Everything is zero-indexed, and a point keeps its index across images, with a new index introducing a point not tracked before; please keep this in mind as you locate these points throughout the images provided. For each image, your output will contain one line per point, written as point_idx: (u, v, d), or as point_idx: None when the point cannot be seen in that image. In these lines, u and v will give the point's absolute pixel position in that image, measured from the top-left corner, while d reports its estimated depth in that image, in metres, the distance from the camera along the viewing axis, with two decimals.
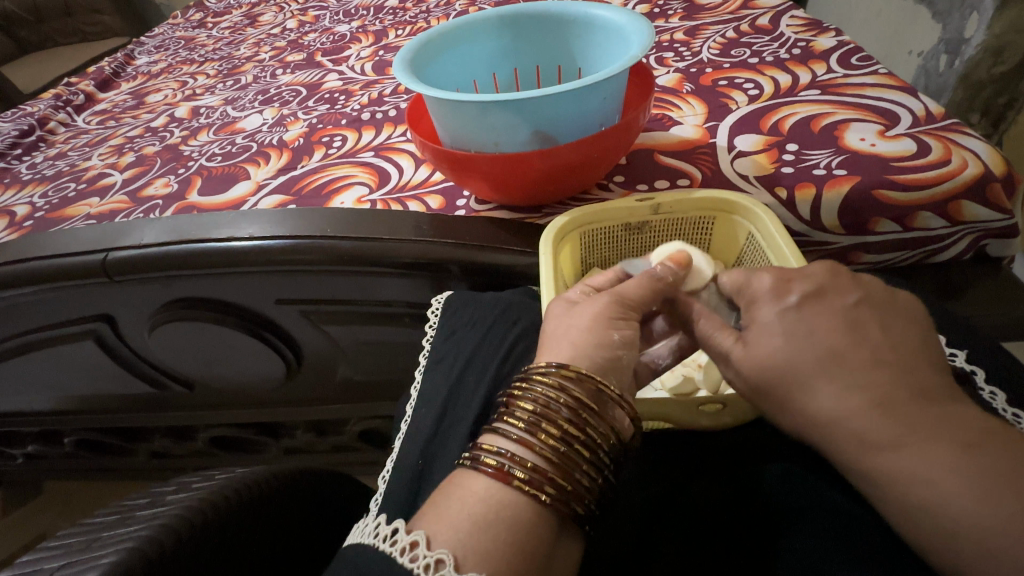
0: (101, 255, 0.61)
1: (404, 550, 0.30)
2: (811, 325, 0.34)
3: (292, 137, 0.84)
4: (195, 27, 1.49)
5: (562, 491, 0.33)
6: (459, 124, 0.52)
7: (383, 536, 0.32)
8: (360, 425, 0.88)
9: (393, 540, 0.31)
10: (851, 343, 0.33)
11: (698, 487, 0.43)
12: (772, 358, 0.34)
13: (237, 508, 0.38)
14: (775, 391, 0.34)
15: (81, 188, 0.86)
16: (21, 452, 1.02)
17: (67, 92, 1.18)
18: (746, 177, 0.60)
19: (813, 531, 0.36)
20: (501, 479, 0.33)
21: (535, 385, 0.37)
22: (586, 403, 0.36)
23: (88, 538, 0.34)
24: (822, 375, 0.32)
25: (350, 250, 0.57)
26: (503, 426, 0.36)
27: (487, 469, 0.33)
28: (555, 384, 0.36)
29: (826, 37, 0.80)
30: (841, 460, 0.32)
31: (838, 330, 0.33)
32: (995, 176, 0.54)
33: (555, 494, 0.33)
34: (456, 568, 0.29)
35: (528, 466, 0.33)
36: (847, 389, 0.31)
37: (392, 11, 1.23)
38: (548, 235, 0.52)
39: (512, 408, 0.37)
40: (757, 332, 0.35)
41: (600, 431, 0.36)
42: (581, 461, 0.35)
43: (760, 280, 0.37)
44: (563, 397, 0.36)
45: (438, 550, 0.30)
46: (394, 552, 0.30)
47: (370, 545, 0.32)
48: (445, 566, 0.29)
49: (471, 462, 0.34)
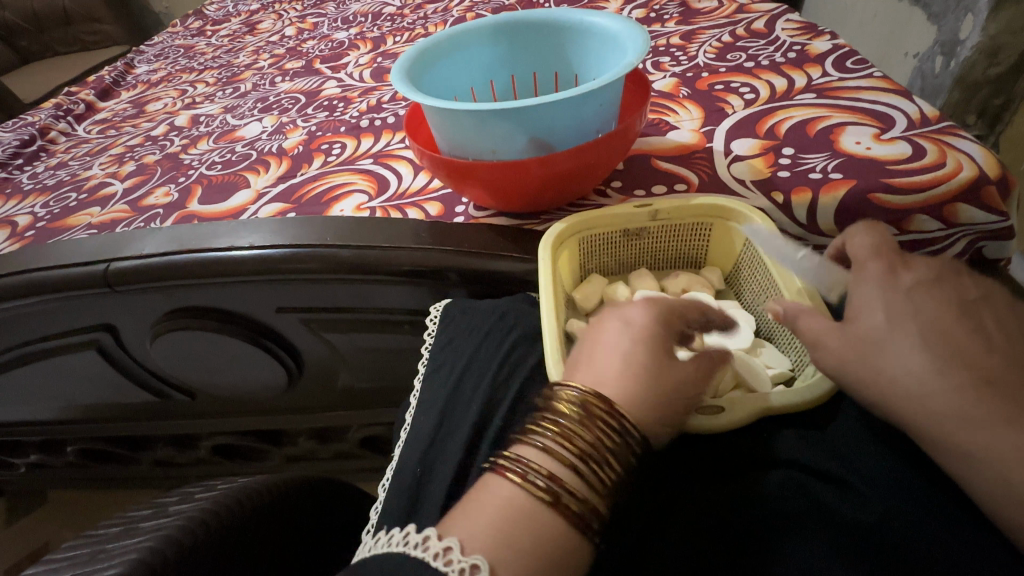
0: (103, 266, 0.62)
1: (437, 554, 0.31)
2: (927, 311, 0.35)
3: (291, 145, 0.85)
4: (194, 35, 1.49)
5: (588, 515, 0.33)
6: (457, 132, 0.53)
7: (413, 543, 0.32)
8: (362, 432, 0.88)
9: (425, 545, 0.31)
10: (956, 328, 0.34)
11: (707, 487, 0.38)
12: (868, 331, 0.35)
13: (238, 518, 0.38)
14: (861, 364, 0.35)
15: (82, 198, 0.86)
16: (23, 461, 1.02)
17: (67, 102, 1.18)
18: (742, 181, 0.60)
19: (820, 535, 0.33)
20: (526, 489, 0.33)
21: (623, 436, 0.35)
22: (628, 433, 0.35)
23: (92, 550, 0.34)
24: (917, 349, 0.33)
25: (349, 258, 0.57)
26: (579, 465, 0.34)
27: (572, 516, 0.32)
28: (598, 406, 0.36)
29: (821, 40, 0.81)
30: (928, 438, 0.33)
31: (948, 316, 0.34)
32: (990, 179, 0.55)
33: (585, 521, 0.33)
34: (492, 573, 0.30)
35: (601, 514, 0.34)
36: (940, 367, 0.33)
37: (390, 18, 1.24)
38: (546, 243, 0.53)
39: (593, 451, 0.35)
40: (858, 308, 0.37)
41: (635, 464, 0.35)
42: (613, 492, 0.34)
43: (871, 264, 0.38)
44: (604, 421, 0.35)
45: (472, 555, 0.30)
46: (427, 557, 0.31)
47: (398, 551, 0.32)
48: (480, 571, 0.30)
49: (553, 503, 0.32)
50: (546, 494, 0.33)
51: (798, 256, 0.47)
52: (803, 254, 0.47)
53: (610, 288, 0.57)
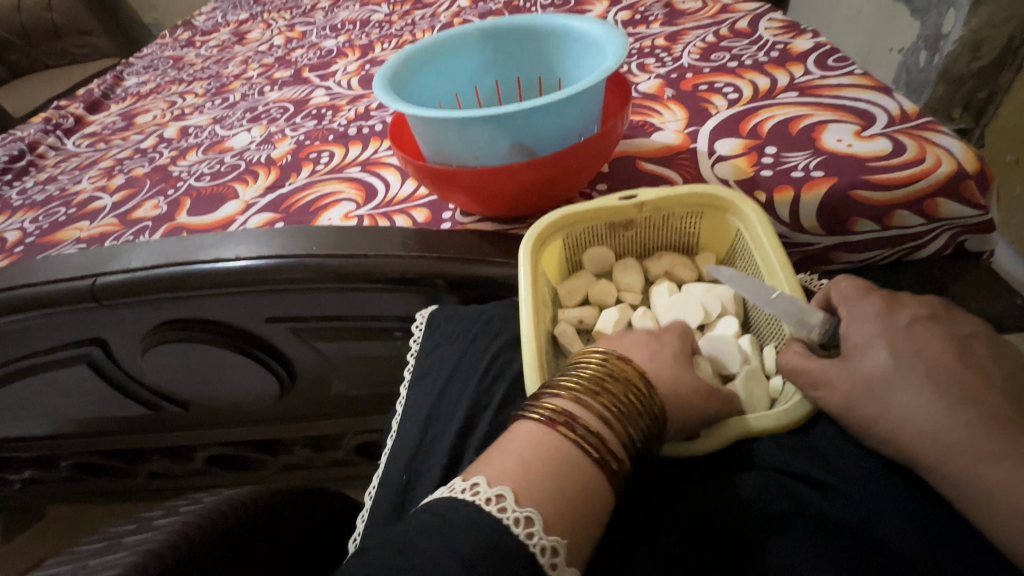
0: (90, 281, 0.62)
1: (490, 500, 0.31)
2: (908, 331, 0.37)
3: (280, 154, 0.85)
4: (183, 46, 1.50)
5: (618, 464, 0.35)
6: (440, 140, 0.53)
7: (463, 490, 0.32)
8: (357, 439, 0.88)
9: (476, 491, 0.32)
10: (969, 364, 0.35)
11: (680, 491, 0.39)
12: (884, 364, 0.36)
13: (222, 532, 0.38)
14: (877, 398, 0.36)
15: (71, 213, 0.86)
16: (18, 477, 1.02)
17: (56, 116, 1.18)
18: (726, 181, 0.60)
19: (798, 533, 0.33)
20: (568, 435, 0.35)
21: (647, 396, 0.38)
22: (653, 397, 0.39)
23: (75, 567, 0.34)
24: (933, 385, 0.34)
25: (337, 267, 0.57)
26: (612, 417, 0.36)
27: (607, 464, 0.34)
28: (624, 369, 0.39)
29: (803, 39, 0.81)
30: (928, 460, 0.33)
31: (961, 352, 0.36)
32: (969, 173, 0.55)
33: (616, 470, 0.35)
34: (543, 526, 0.31)
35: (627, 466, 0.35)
36: (957, 403, 0.33)
37: (378, 25, 1.24)
38: (528, 242, 0.52)
39: (624, 406, 0.37)
40: (870, 340, 0.38)
41: (656, 427, 0.38)
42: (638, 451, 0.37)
43: (878, 294, 0.40)
44: (627, 382, 0.39)
45: (525, 508, 0.31)
46: (478, 502, 0.31)
47: (446, 498, 0.32)
48: (533, 523, 0.31)
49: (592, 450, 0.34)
50: (587, 441, 0.34)
51: (771, 298, 0.45)
52: (776, 294, 0.45)
53: (596, 285, 0.58)
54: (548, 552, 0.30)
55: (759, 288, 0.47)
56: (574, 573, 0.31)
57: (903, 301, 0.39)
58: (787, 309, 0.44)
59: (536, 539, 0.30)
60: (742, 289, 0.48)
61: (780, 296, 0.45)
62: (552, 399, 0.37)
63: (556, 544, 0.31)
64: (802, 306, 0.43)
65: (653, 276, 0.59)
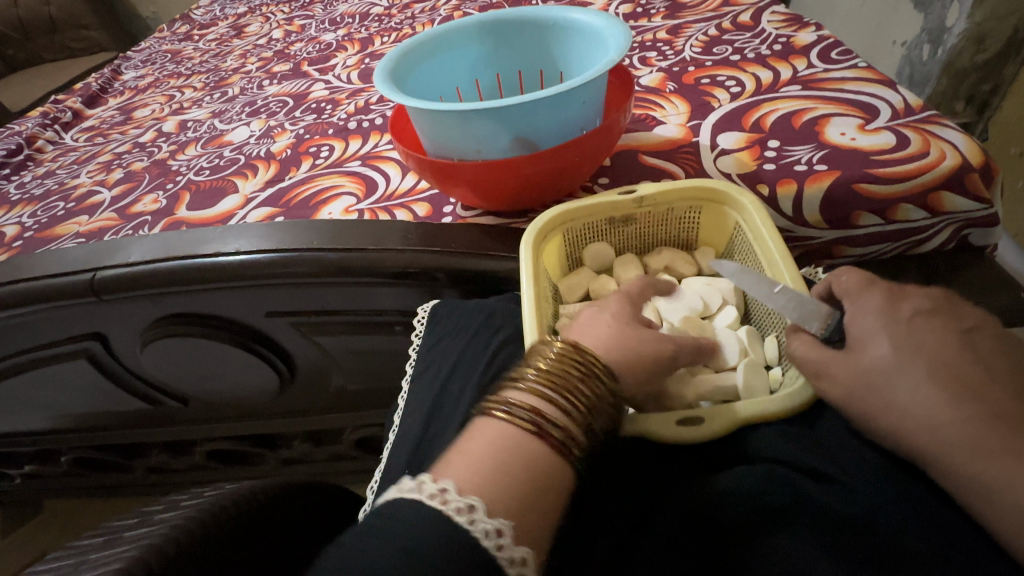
0: (89, 275, 0.61)
1: (432, 494, 0.31)
2: (913, 322, 0.36)
3: (279, 148, 0.85)
4: (181, 40, 1.49)
5: (568, 440, 0.35)
6: (441, 133, 0.52)
7: (406, 486, 0.32)
8: (357, 434, 0.88)
9: (418, 485, 0.31)
10: (973, 359, 0.35)
11: (681, 484, 0.38)
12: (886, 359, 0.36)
13: (224, 526, 0.38)
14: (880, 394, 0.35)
15: (70, 207, 0.85)
16: (19, 472, 1.02)
17: (54, 110, 1.18)
18: (729, 175, 0.60)
19: (801, 529, 0.33)
20: (513, 423, 0.34)
21: (591, 373, 0.38)
22: (597, 367, 0.39)
23: (76, 561, 0.34)
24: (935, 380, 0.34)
25: (337, 261, 0.57)
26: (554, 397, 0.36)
27: (552, 441, 0.34)
28: (568, 350, 0.39)
29: (806, 32, 0.81)
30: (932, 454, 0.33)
31: (963, 346, 0.36)
32: (973, 167, 0.55)
33: (569, 446, 0.34)
34: (486, 511, 0.30)
35: (578, 441, 0.35)
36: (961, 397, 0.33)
37: (378, 18, 1.24)
38: (530, 236, 0.52)
39: (566, 384, 0.37)
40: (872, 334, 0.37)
41: (607, 399, 0.38)
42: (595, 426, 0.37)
43: (879, 289, 0.39)
44: (573, 362, 0.38)
45: (468, 496, 0.30)
46: (423, 497, 0.30)
47: (390, 501, 0.31)
48: (476, 509, 0.30)
49: (535, 429, 0.34)
50: (531, 425, 0.34)
51: (774, 291, 0.45)
52: (779, 288, 0.45)
53: (597, 280, 0.58)
54: (495, 535, 0.29)
55: (762, 281, 0.46)
56: (527, 553, 0.30)
57: (907, 295, 0.39)
58: (791, 304, 0.43)
59: (479, 524, 0.29)
60: (743, 284, 0.48)
61: (785, 289, 0.44)
62: (498, 394, 0.37)
63: (502, 526, 0.30)
64: (807, 300, 0.43)
65: (653, 271, 0.59)
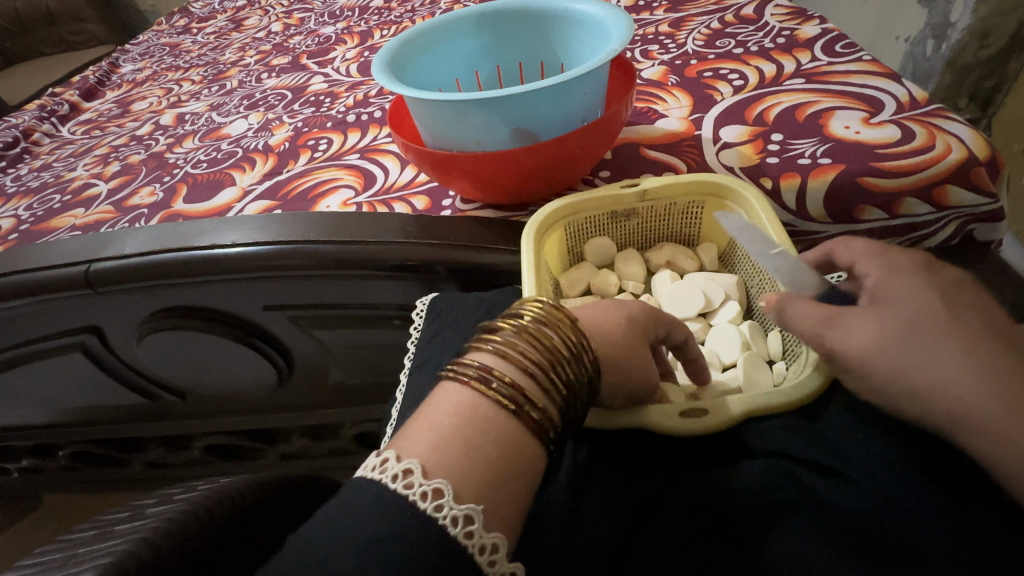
0: (84, 268, 0.61)
1: (396, 477, 0.29)
2: None
3: (278, 141, 0.84)
4: (180, 33, 1.48)
5: (544, 420, 0.34)
6: (440, 124, 0.52)
7: (372, 468, 0.31)
8: (356, 429, 0.88)
9: (383, 468, 0.30)
10: None
11: (685, 477, 0.38)
12: None
13: (218, 520, 0.38)
14: None
15: (66, 200, 0.85)
16: (16, 466, 1.02)
17: (51, 103, 1.17)
18: (732, 169, 0.59)
19: (807, 524, 0.33)
20: (485, 395, 0.34)
21: (574, 348, 0.37)
22: (580, 342, 0.38)
23: (67, 554, 0.34)
24: None
25: (335, 253, 0.56)
26: (532, 372, 0.35)
27: (530, 421, 0.33)
28: (552, 321, 0.38)
29: (810, 25, 0.80)
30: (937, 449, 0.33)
31: None
32: (979, 160, 0.54)
33: (543, 426, 0.34)
34: (453, 496, 0.29)
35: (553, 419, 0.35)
36: None
37: (378, 11, 1.22)
38: (531, 230, 0.52)
39: (547, 358, 0.36)
40: None
41: (584, 376, 0.37)
42: (569, 404, 0.36)
43: None
44: (556, 335, 0.37)
45: (434, 480, 0.29)
46: (385, 479, 0.29)
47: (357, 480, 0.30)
48: (443, 495, 0.29)
49: (513, 408, 0.33)
50: (505, 400, 0.33)
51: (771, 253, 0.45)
52: (775, 250, 0.44)
53: (598, 276, 0.57)
54: (462, 521, 0.29)
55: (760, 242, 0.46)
56: (497, 538, 0.30)
57: None
58: (786, 268, 0.43)
59: (446, 511, 0.28)
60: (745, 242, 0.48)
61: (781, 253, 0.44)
62: (470, 360, 0.36)
63: (470, 513, 0.29)
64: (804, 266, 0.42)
65: (654, 267, 0.59)
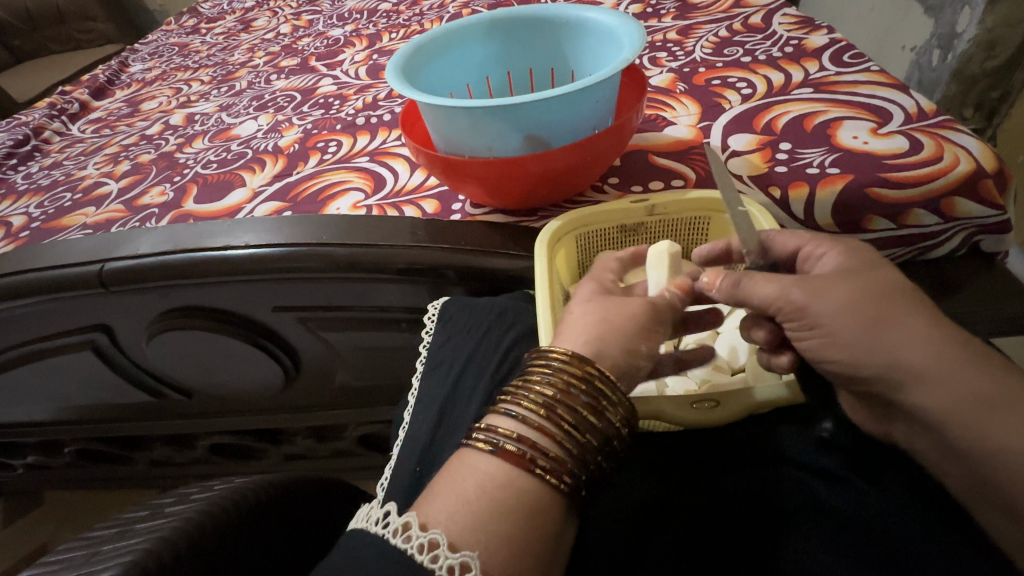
0: (97, 267, 0.61)
1: (397, 531, 0.31)
2: None
3: (287, 143, 0.84)
4: (188, 34, 1.48)
5: (533, 453, 0.34)
6: (453, 130, 0.52)
7: (374, 520, 0.33)
8: (360, 430, 0.88)
9: (386, 522, 0.32)
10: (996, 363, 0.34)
11: (698, 483, 0.40)
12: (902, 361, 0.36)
13: (235, 520, 0.38)
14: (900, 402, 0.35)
15: (77, 198, 0.85)
16: (21, 462, 1.02)
17: (62, 101, 1.18)
18: (740, 177, 0.60)
19: (818, 532, 0.34)
20: (471, 442, 0.35)
21: (554, 379, 0.37)
22: (571, 371, 0.37)
23: (88, 552, 0.34)
24: None
25: (346, 256, 0.57)
26: (513, 409, 0.36)
27: (509, 455, 0.34)
28: (537, 363, 0.38)
29: (818, 34, 0.80)
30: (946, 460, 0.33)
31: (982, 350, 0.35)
32: (987, 172, 0.55)
33: (529, 454, 0.34)
34: (450, 546, 0.30)
35: (547, 453, 0.34)
36: None
37: (386, 14, 1.23)
38: (543, 240, 0.52)
39: (527, 394, 0.37)
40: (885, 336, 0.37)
41: (579, 404, 0.36)
42: (570, 436, 0.35)
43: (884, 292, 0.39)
44: (542, 374, 0.37)
45: (431, 531, 0.31)
46: (387, 534, 0.31)
47: (363, 530, 0.33)
48: (440, 546, 0.30)
49: (491, 446, 0.34)
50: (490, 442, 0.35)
51: (738, 208, 0.45)
52: (741, 208, 0.45)
53: None
54: (458, 570, 0.29)
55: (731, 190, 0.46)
56: None
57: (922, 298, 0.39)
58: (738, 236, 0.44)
59: (442, 561, 0.29)
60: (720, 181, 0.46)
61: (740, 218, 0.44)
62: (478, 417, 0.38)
63: (466, 560, 0.29)
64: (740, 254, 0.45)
65: None
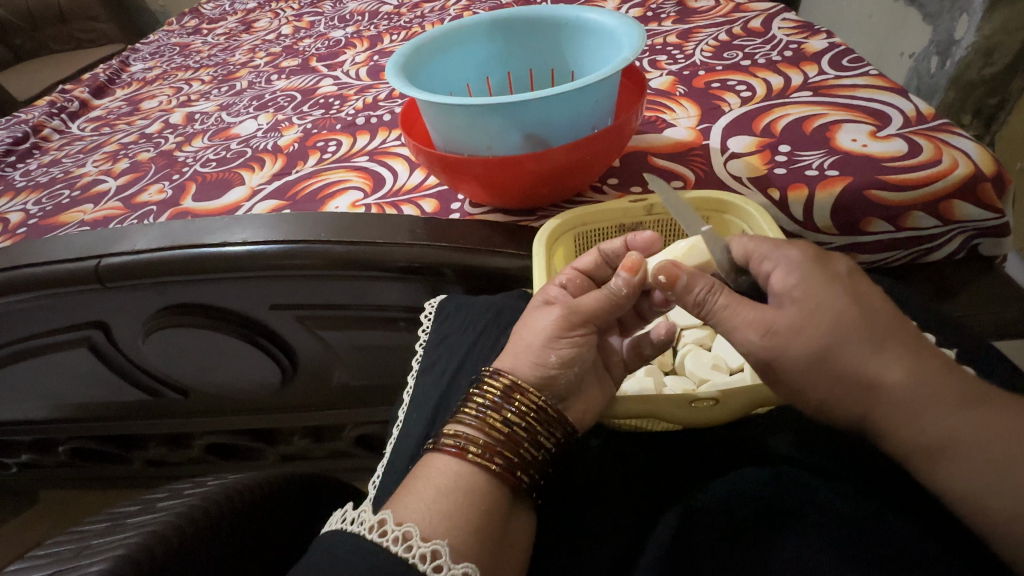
0: (94, 262, 0.61)
1: (371, 527, 0.33)
2: None
3: (286, 142, 0.84)
4: (190, 34, 1.49)
5: (469, 446, 0.37)
6: (452, 128, 0.52)
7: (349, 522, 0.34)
8: (357, 431, 0.88)
9: (360, 521, 0.33)
10: None
11: (689, 488, 0.40)
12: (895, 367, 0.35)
13: (227, 513, 0.38)
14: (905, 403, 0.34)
15: (75, 196, 0.85)
16: (15, 460, 1.01)
17: (62, 99, 1.18)
18: (740, 178, 0.60)
19: (814, 532, 0.34)
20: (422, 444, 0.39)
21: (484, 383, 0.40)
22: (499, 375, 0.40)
23: (79, 546, 0.34)
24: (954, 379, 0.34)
25: (343, 254, 0.57)
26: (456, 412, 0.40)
27: (449, 448, 0.37)
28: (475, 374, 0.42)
29: (817, 39, 0.81)
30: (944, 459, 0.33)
31: None
32: (985, 175, 0.55)
33: (462, 444, 0.37)
34: (422, 535, 0.32)
35: (479, 443, 0.37)
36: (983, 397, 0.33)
37: (387, 16, 1.24)
38: (541, 238, 0.52)
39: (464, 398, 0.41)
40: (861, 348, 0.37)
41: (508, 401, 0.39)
42: (499, 424, 0.38)
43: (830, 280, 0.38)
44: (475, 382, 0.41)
45: (404, 524, 0.33)
46: (362, 531, 0.33)
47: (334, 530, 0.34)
48: (412, 536, 0.32)
49: (435, 445, 0.38)
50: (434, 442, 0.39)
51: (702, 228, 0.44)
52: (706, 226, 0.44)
53: None
54: (430, 557, 0.31)
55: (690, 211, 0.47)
56: (467, 567, 0.32)
57: None
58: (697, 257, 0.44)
59: (416, 549, 0.31)
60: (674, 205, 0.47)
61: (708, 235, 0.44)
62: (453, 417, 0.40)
63: (437, 548, 0.32)
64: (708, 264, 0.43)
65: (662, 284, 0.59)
